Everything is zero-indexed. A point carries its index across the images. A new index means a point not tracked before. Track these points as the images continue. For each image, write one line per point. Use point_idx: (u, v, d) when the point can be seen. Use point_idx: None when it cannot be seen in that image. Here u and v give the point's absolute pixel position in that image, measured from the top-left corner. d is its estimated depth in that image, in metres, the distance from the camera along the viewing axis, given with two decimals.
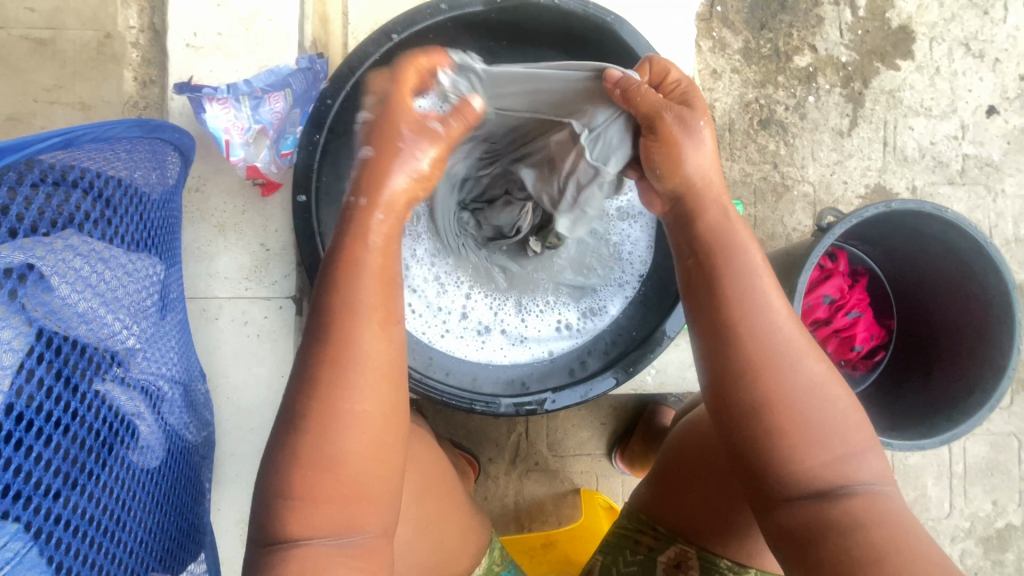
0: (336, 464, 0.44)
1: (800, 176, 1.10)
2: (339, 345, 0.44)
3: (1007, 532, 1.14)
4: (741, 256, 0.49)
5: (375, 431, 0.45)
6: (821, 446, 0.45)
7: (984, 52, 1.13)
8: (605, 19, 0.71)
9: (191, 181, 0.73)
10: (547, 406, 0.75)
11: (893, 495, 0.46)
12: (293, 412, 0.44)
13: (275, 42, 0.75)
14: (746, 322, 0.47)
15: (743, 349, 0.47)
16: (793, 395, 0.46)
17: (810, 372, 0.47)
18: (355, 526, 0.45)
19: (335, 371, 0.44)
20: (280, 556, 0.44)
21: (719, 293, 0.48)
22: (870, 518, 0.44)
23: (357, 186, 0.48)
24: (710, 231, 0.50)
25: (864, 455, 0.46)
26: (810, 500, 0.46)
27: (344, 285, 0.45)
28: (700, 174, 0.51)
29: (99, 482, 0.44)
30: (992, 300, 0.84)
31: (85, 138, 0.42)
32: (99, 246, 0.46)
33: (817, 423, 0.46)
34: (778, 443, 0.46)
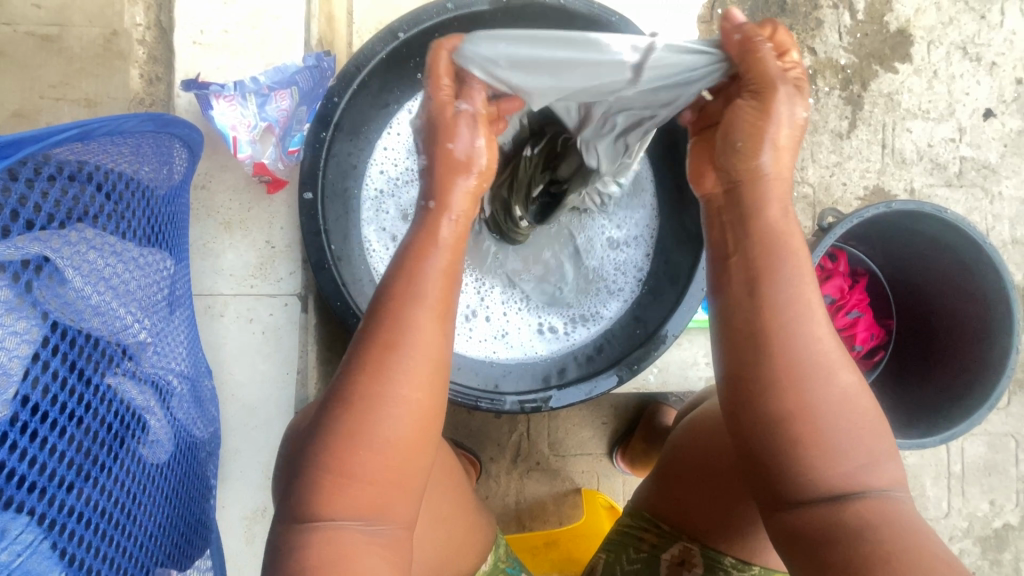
0: (379, 447, 0.44)
1: (800, 177, 1.11)
2: (398, 329, 0.45)
3: (1004, 532, 1.15)
4: (789, 263, 0.48)
5: (421, 420, 0.46)
6: (841, 457, 0.46)
7: (980, 56, 1.14)
8: (610, 19, 0.71)
9: (197, 178, 0.73)
10: (552, 404, 0.75)
11: (905, 501, 0.47)
12: (341, 389, 0.45)
13: (281, 41, 0.75)
14: (786, 330, 0.46)
15: (775, 359, 0.46)
16: (822, 408, 0.46)
17: (841, 384, 0.46)
18: (383, 513, 0.45)
19: (389, 354, 0.45)
20: (312, 534, 0.44)
21: (765, 295, 0.47)
22: (883, 522, 0.44)
23: (427, 192, 0.51)
24: (759, 238, 0.48)
25: (884, 465, 0.46)
26: (826, 504, 0.46)
27: (419, 277, 0.47)
28: (773, 165, 0.49)
29: (111, 475, 0.44)
30: (991, 300, 0.85)
31: (100, 131, 0.42)
32: (112, 240, 0.46)
33: (842, 433, 0.46)
34: (798, 454, 0.46)
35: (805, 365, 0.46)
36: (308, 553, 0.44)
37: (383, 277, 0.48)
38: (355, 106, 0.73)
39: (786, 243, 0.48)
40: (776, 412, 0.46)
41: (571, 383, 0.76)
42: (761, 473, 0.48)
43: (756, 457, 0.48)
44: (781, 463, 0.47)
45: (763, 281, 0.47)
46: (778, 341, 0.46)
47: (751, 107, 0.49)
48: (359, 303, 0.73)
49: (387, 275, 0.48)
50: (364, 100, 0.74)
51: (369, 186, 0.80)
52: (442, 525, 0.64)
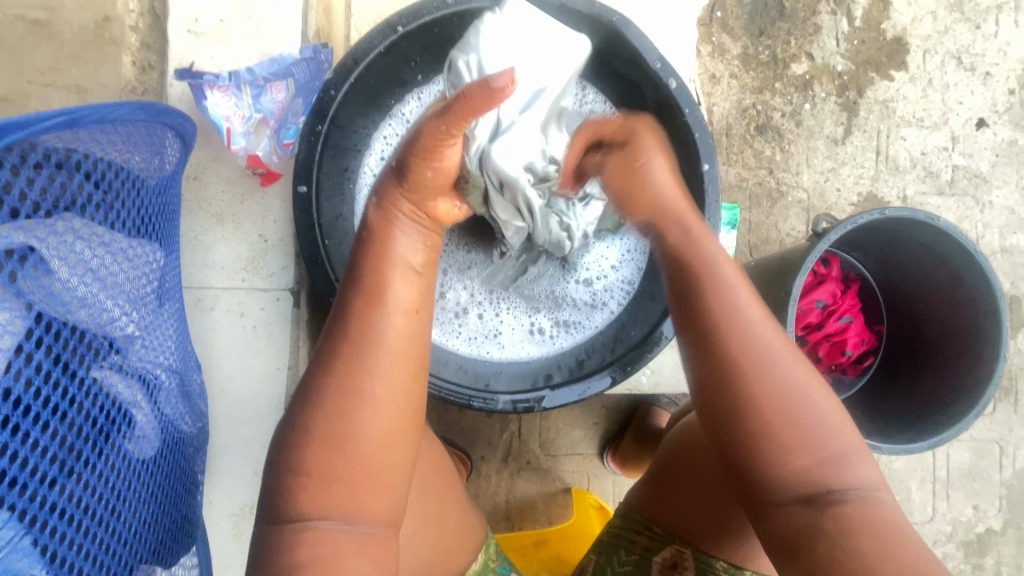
0: (352, 444, 0.44)
1: (794, 182, 1.12)
2: (363, 326, 0.46)
3: (987, 537, 1.16)
4: (720, 265, 0.51)
5: (396, 412, 0.46)
6: (803, 450, 0.46)
7: (975, 66, 1.15)
8: (611, 19, 0.72)
9: (189, 169, 0.72)
10: (544, 404, 0.74)
11: (883, 499, 0.46)
12: (311, 391, 0.45)
13: (278, 32, 0.74)
14: (730, 325, 0.49)
15: (725, 350, 0.48)
16: (780, 399, 0.47)
17: (792, 375, 0.48)
18: (363, 512, 0.45)
19: (357, 353, 0.45)
20: (293, 538, 0.44)
21: (701, 303, 0.50)
22: (861, 521, 0.44)
23: (378, 194, 0.51)
24: (683, 247, 0.53)
25: (852, 457, 0.47)
26: (799, 504, 0.46)
27: (374, 269, 0.47)
28: (659, 195, 0.55)
29: (95, 470, 0.43)
30: (980, 307, 0.86)
31: (90, 119, 0.41)
32: (101, 231, 0.45)
33: (803, 428, 0.47)
34: (763, 449, 0.47)
35: (758, 356, 0.48)
36: (290, 556, 0.43)
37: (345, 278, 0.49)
38: (352, 99, 0.72)
39: (710, 248, 0.52)
40: (737, 405, 0.47)
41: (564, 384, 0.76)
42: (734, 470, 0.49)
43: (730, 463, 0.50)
44: (752, 456, 0.48)
45: (690, 286, 0.51)
46: (728, 334, 0.48)
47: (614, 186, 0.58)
48: None
49: (348, 275, 0.49)
50: (362, 94, 0.73)
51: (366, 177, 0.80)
52: (433, 524, 0.63)
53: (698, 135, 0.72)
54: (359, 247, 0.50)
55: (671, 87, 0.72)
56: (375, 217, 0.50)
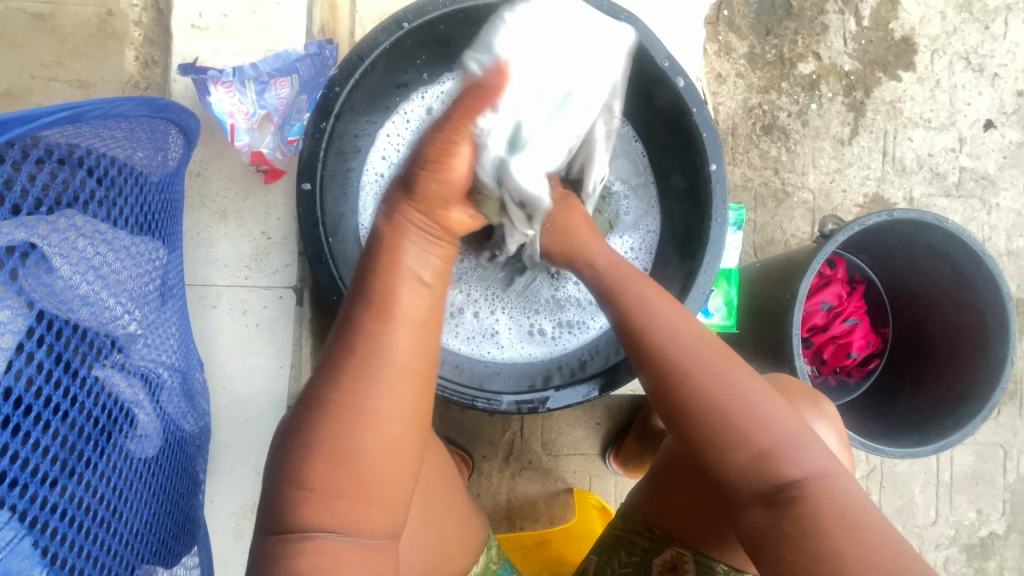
0: (356, 462, 0.43)
1: (800, 182, 1.11)
2: (370, 346, 0.43)
3: (990, 540, 1.16)
4: (637, 288, 0.56)
5: (403, 433, 0.44)
6: (745, 447, 0.48)
7: (983, 67, 1.14)
8: (619, 18, 0.70)
9: (192, 165, 0.72)
10: (549, 405, 0.74)
11: (840, 483, 0.47)
12: (318, 405, 0.44)
13: (282, 28, 0.73)
14: (656, 341, 0.52)
15: (655, 365, 0.52)
16: (712, 402, 0.49)
17: (723, 373, 0.50)
18: (366, 525, 0.44)
19: (362, 374, 0.43)
20: (296, 549, 0.43)
21: (626, 325, 0.54)
22: (817, 509, 0.45)
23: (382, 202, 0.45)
24: (603, 283, 0.58)
25: (798, 443, 0.48)
26: (757, 499, 0.48)
27: (380, 285, 0.43)
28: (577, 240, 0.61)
29: (96, 470, 0.43)
30: (987, 310, 0.85)
31: (93, 114, 0.40)
32: (103, 228, 0.45)
33: (742, 424, 0.48)
34: (705, 449, 0.49)
35: (686, 363, 0.50)
36: (294, 566, 0.43)
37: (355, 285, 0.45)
38: (357, 96, 0.71)
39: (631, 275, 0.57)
40: (672, 416, 0.51)
41: (569, 384, 0.75)
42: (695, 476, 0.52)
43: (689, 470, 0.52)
44: (701, 460, 0.50)
45: (616, 311, 0.56)
46: (657, 349, 0.52)
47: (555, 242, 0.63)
48: None
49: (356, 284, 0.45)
50: (366, 90, 0.72)
51: (369, 174, 0.80)
52: (437, 527, 0.63)
53: (708, 135, 0.71)
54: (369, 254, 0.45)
55: (679, 85, 0.71)
56: (382, 231, 0.44)
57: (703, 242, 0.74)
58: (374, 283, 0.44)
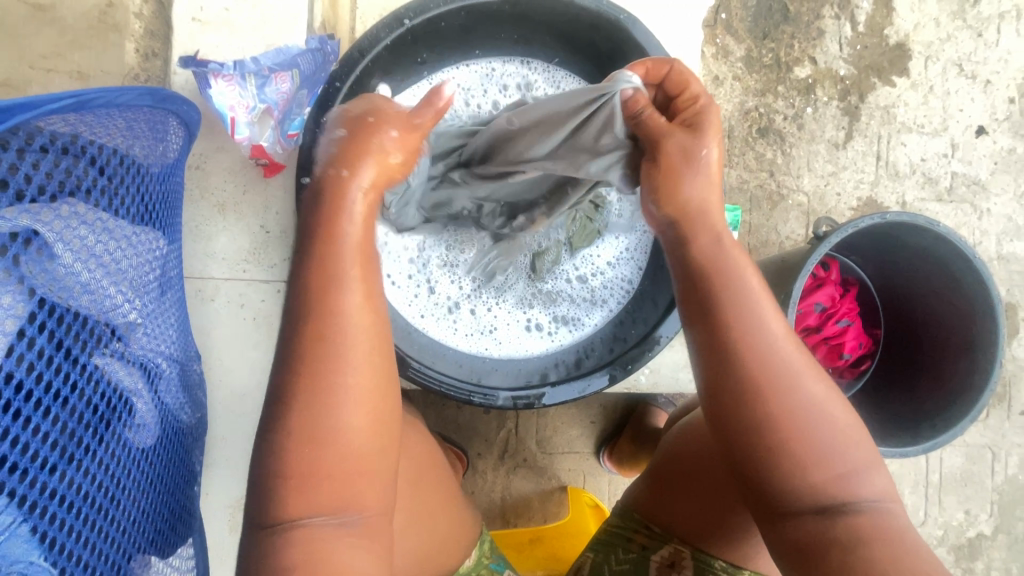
0: (331, 440, 0.44)
1: (795, 185, 1.12)
2: (326, 319, 0.45)
3: (978, 541, 1.17)
4: (747, 278, 0.51)
5: (372, 403, 0.46)
6: (820, 465, 0.48)
7: (976, 73, 1.15)
8: (618, 17, 0.71)
9: (191, 158, 0.72)
10: (544, 401, 0.75)
11: (895, 511, 0.49)
12: (282, 390, 0.45)
13: (283, 22, 0.73)
14: (752, 342, 0.49)
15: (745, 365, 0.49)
16: (796, 416, 0.48)
17: (813, 392, 0.49)
18: (354, 505, 0.45)
19: (321, 346, 0.44)
20: (283, 537, 0.44)
21: (722, 313, 0.50)
22: (871, 532, 0.47)
23: (338, 159, 0.49)
24: (703, 260, 0.52)
25: (865, 471, 0.49)
26: (813, 516, 0.49)
27: (320, 255, 0.46)
28: (698, 198, 0.52)
29: (95, 457, 0.43)
30: (976, 312, 0.86)
31: (96, 103, 0.41)
32: (105, 216, 0.45)
33: (818, 444, 0.48)
34: (778, 460, 0.49)
35: (777, 373, 0.49)
36: (286, 556, 0.43)
37: (295, 264, 0.47)
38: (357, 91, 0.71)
39: (739, 258, 0.52)
40: (755, 420, 0.49)
41: (565, 380, 0.76)
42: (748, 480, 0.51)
43: (743, 475, 0.51)
44: (769, 468, 0.49)
45: (714, 296, 0.50)
46: (749, 349, 0.49)
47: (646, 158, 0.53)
48: None
49: (295, 266, 0.47)
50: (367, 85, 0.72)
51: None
52: (426, 520, 0.63)
53: None
54: (307, 224, 0.47)
55: None
56: (329, 181, 0.48)
57: None
58: (312, 245, 0.46)
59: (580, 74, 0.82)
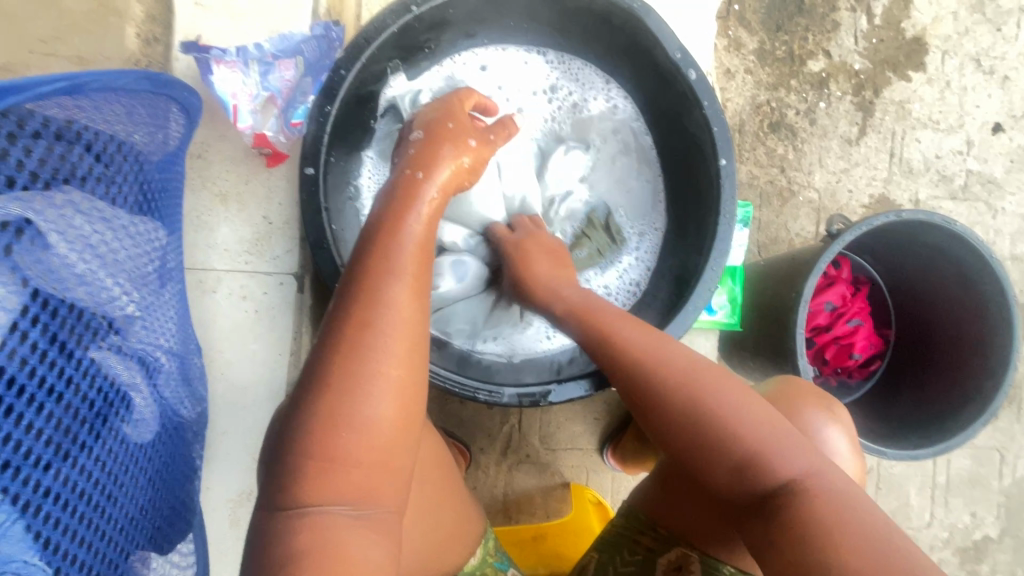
0: (360, 428, 0.43)
1: (806, 181, 1.10)
2: (372, 305, 0.44)
3: (983, 544, 1.16)
4: (608, 317, 0.59)
5: (405, 396, 0.44)
6: (727, 455, 0.48)
7: (993, 69, 1.12)
8: (632, 6, 0.69)
9: (193, 147, 0.70)
10: (551, 398, 0.73)
11: (832, 483, 0.46)
12: (315, 375, 0.44)
13: (288, 9, 0.72)
14: (624, 365, 0.55)
15: (624, 386, 0.55)
16: (687, 416, 0.50)
17: (693, 388, 0.51)
18: (369, 498, 0.44)
19: (364, 330, 0.43)
20: (293, 523, 0.42)
21: (601, 349, 0.58)
22: (805, 510, 0.44)
23: (415, 163, 0.54)
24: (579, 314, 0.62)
25: (783, 445, 0.48)
26: (750, 508, 0.48)
27: (382, 250, 0.46)
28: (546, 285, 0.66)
29: (91, 454, 0.42)
30: (991, 314, 0.85)
31: (92, 86, 0.39)
32: (102, 206, 0.44)
33: (716, 429, 0.49)
34: (688, 458, 0.51)
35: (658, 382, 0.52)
36: (295, 543, 0.41)
37: (352, 253, 0.48)
38: (361, 79, 0.69)
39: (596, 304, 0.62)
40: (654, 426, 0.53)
41: (571, 378, 0.74)
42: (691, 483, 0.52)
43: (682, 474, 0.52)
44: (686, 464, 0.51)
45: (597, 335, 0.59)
46: (622, 370, 0.55)
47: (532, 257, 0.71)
48: None
49: (355, 252, 0.48)
50: (372, 71, 0.70)
51: (370, 153, 0.78)
52: (431, 515, 0.62)
53: (718, 130, 0.70)
54: (376, 216, 0.50)
55: (691, 78, 0.70)
56: (405, 180, 0.52)
57: (711, 236, 0.72)
58: (376, 236, 0.48)
59: (592, 64, 0.82)
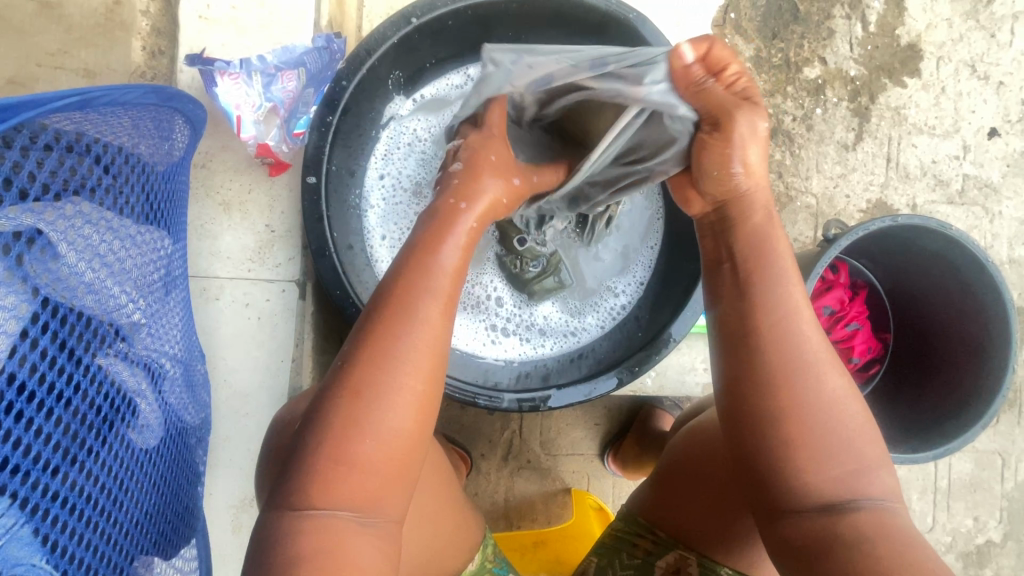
0: (377, 437, 0.44)
1: (804, 187, 1.11)
2: (405, 319, 0.45)
3: (986, 548, 1.16)
4: (779, 263, 0.51)
5: (420, 408, 0.45)
6: (832, 459, 0.48)
7: (988, 75, 1.14)
8: (628, 16, 0.71)
9: (197, 157, 0.71)
10: (551, 403, 0.73)
11: (900, 512, 0.48)
12: (336, 382, 0.45)
13: (291, 20, 0.73)
14: (778, 327, 0.49)
15: (769, 358, 0.49)
16: (817, 407, 0.48)
17: (832, 388, 0.49)
18: (374, 504, 0.44)
19: (387, 340, 0.44)
20: (298, 525, 0.43)
21: (753, 297, 0.50)
22: (877, 533, 0.45)
23: (458, 192, 0.53)
24: (751, 244, 0.52)
25: (876, 471, 0.48)
26: (817, 514, 0.48)
27: (420, 270, 0.47)
28: (750, 182, 0.52)
29: (98, 460, 0.43)
30: (988, 317, 0.85)
31: (100, 101, 0.41)
32: (109, 216, 0.45)
33: (833, 436, 0.48)
34: (791, 453, 0.48)
35: (806, 361, 0.49)
36: (299, 544, 0.42)
37: (392, 269, 0.48)
38: (361, 92, 0.71)
39: (778, 241, 0.52)
40: (775, 407, 0.48)
41: (570, 384, 0.75)
42: (760, 472, 0.50)
43: (753, 460, 0.50)
44: (778, 458, 0.49)
45: (754, 281, 0.51)
46: (773, 338, 0.49)
47: (716, 133, 0.49)
48: (359, 291, 0.71)
49: (395, 263, 0.48)
50: (372, 85, 0.72)
51: (377, 153, 0.79)
52: (430, 525, 0.62)
53: None
54: (414, 239, 0.50)
55: None
56: (443, 205, 0.52)
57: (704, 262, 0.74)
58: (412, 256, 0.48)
59: None
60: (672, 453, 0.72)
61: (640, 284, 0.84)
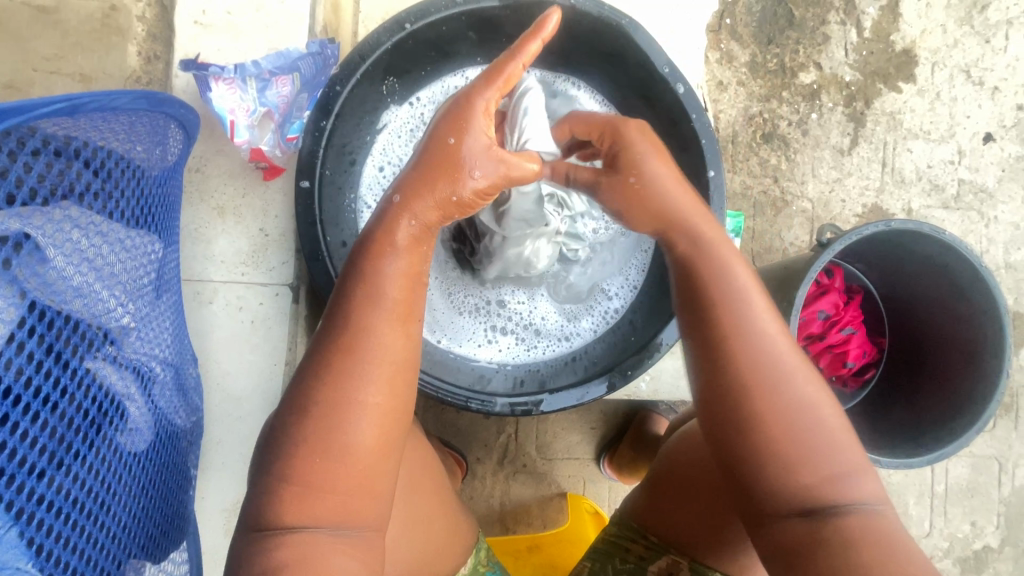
0: (344, 453, 0.44)
1: (799, 191, 1.11)
2: (357, 334, 0.45)
3: (984, 553, 1.15)
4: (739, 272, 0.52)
5: (385, 419, 0.45)
6: (816, 462, 0.48)
7: (983, 80, 1.14)
8: (621, 22, 0.71)
9: (192, 161, 0.72)
10: (543, 408, 0.73)
11: (890, 516, 0.47)
12: (302, 401, 0.45)
13: (286, 25, 0.74)
14: (753, 332, 0.50)
15: (743, 361, 0.49)
16: (799, 411, 0.48)
17: (810, 388, 0.49)
18: (352, 517, 0.45)
19: (346, 357, 0.44)
20: (275, 543, 0.43)
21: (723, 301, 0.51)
22: (860, 534, 0.45)
23: (400, 186, 0.48)
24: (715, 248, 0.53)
25: (861, 474, 0.48)
26: (800, 518, 0.48)
27: (365, 280, 0.46)
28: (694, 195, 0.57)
29: (85, 463, 0.43)
30: (982, 321, 0.85)
31: (90, 106, 0.41)
32: (99, 220, 0.45)
33: (816, 440, 0.48)
34: (775, 456, 0.48)
35: (771, 364, 0.49)
36: (275, 562, 0.43)
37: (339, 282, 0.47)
38: (355, 97, 0.71)
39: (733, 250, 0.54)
40: (755, 412, 0.49)
41: (563, 388, 0.75)
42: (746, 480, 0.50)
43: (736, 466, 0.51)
44: (763, 465, 0.49)
45: (725, 285, 0.51)
46: (745, 343, 0.50)
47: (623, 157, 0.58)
48: None
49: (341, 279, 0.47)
50: (368, 87, 0.72)
51: (376, 146, 0.80)
52: (419, 527, 0.62)
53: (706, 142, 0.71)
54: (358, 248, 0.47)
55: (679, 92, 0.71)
56: (392, 206, 0.48)
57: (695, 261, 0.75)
58: (362, 266, 0.46)
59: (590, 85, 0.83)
60: (665, 458, 0.72)
61: (633, 288, 0.84)
